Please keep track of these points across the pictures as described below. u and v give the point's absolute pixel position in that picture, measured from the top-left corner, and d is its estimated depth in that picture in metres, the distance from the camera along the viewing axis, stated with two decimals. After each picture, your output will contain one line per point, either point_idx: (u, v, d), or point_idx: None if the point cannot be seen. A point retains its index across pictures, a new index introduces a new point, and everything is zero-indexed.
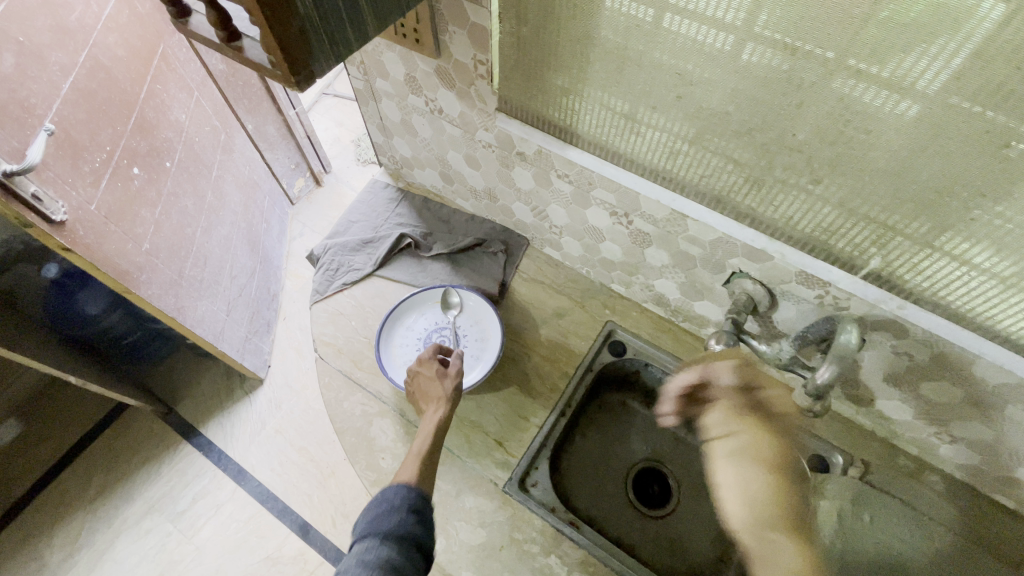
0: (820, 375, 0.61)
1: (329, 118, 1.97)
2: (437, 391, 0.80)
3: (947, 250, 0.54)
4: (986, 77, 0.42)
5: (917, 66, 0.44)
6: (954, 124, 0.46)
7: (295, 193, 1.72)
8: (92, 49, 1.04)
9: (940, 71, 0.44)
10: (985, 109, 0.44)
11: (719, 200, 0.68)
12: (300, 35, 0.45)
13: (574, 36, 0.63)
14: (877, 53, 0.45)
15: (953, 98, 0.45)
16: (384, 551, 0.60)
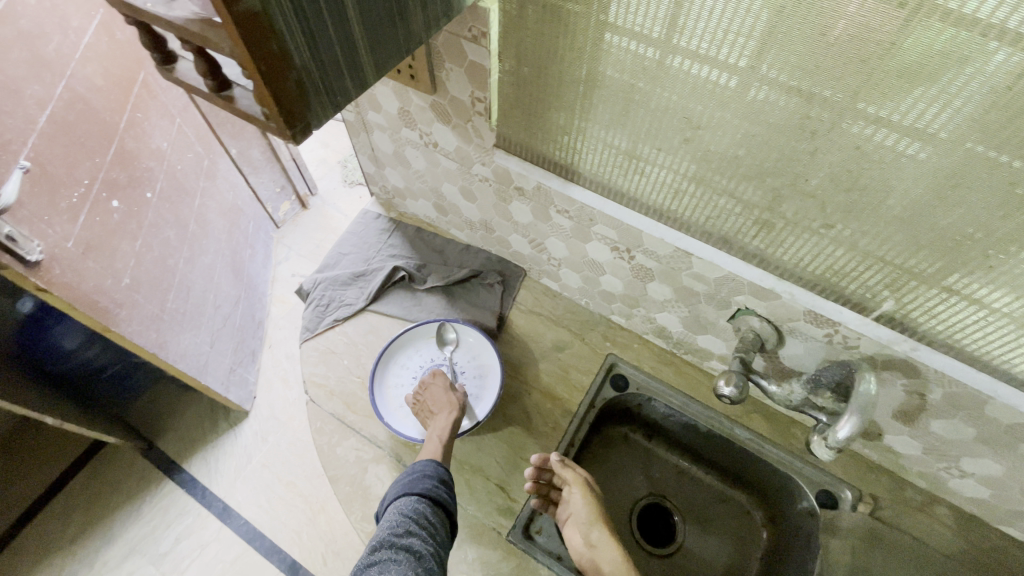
0: (842, 428, 0.58)
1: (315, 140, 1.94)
2: (452, 400, 0.83)
3: (965, 294, 0.53)
4: (1012, 127, 0.41)
5: (937, 114, 0.43)
6: (978, 172, 0.45)
7: (280, 218, 1.68)
8: (69, 80, 1.00)
9: (963, 121, 0.43)
10: (1010, 158, 0.43)
11: (725, 240, 0.66)
12: (296, 87, 0.42)
13: (576, 76, 0.61)
14: (896, 102, 0.44)
15: (977, 147, 0.44)
16: (421, 506, 0.67)
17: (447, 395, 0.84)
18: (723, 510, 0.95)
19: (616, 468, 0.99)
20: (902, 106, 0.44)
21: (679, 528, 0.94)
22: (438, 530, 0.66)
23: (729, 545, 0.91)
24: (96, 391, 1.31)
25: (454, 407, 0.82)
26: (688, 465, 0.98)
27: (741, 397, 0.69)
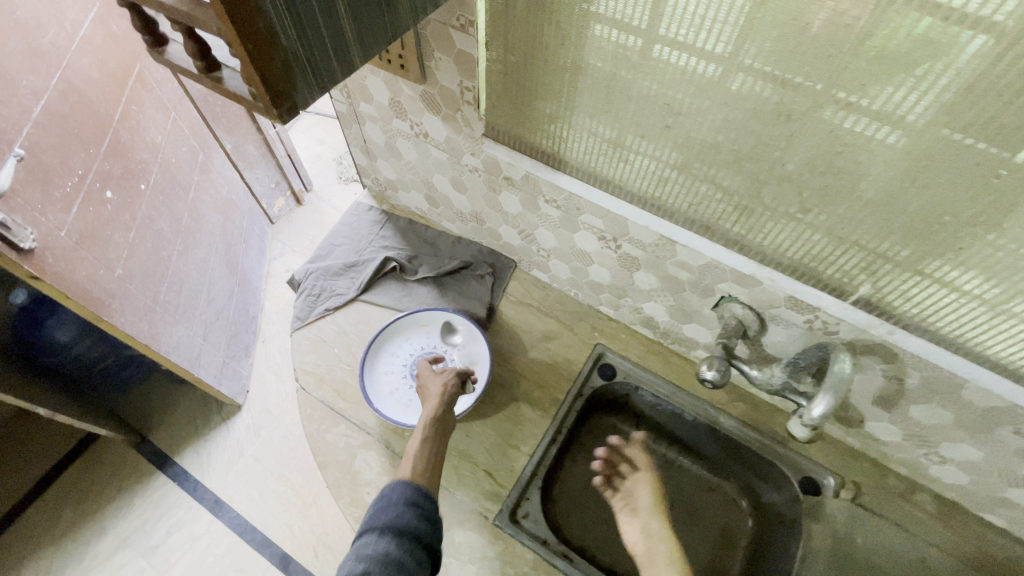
0: (812, 405, 0.60)
1: (309, 135, 1.94)
2: (432, 400, 0.80)
3: (937, 277, 0.54)
4: (977, 110, 0.43)
5: (906, 100, 0.45)
6: (945, 156, 0.46)
7: (275, 213, 1.69)
8: (65, 71, 1.01)
9: (930, 105, 0.44)
10: (976, 140, 0.44)
11: (708, 227, 0.68)
12: (282, 67, 0.43)
13: (560, 64, 0.62)
14: (865, 86, 0.46)
15: (945, 130, 0.45)
16: (384, 542, 0.62)
17: (430, 395, 0.82)
18: (709, 499, 0.95)
19: None
20: (872, 91, 0.46)
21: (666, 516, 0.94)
22: (404, 565, 0.60)
23: (713, 541, 0.91)
24: (90, 384, 1.32)
25: (433, 408, 0.79)
26: (676, 456, 0.99)
27: (723, 381, 0.70)
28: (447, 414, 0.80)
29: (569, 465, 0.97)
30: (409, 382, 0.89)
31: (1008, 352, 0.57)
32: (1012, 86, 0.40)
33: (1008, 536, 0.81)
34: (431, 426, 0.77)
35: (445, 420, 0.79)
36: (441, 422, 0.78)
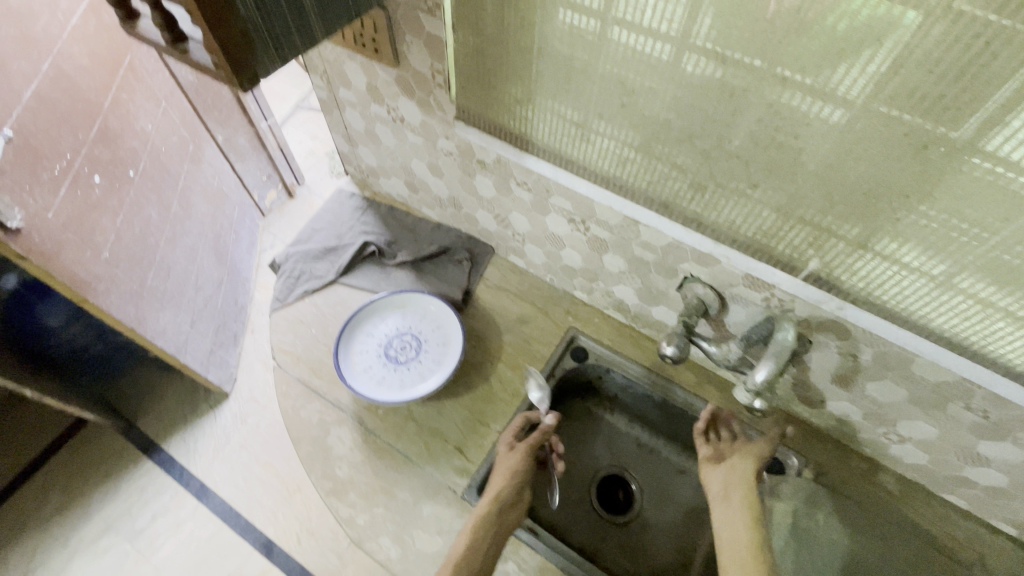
0: (757, 373, 0.61)
1: (302, 131, 1.86)
2: (498, 487, 0.77)
3: (879, 250, 0.57)
4: (903, 82, 0.45)
5: (839, 74, 0.47)
6: (875, 129, 0.48)
7: (266, 206, 1.67)
8: (54, 58, 1.02)
9: (859, 78, 0.46)
10: (901, 111, 0.46)
11: (666, 206, 0.70)
12: (241, 36, 0.46)
13: (522, 45, 0.65)
14: (798, 59, 0.48)
15: (880, 104, 0.47)
16: None
17: (496, 480, 0.78)
18: (680, 481, 0.97)
19: (579, 439, 1.01)
20: (804, 64, 0.48)
21: (636, 500, 0.97)
22: None
23: (683, 515, 0.94)
24: (79, 372, 1.30)
25: (495, 499, 0.75)
26: (648, 440, 1.01)
27: (682, 357, 0.72)
28: (507, 509, 0.75)
29: None
30: (384, 361, 0.91)
31: (949, 323, 0.59)
32: (933, 58, 0.42)
33: (967, 515, 0.82)
34: (488, 522, 0.73)
35: (505, 517, 0.75)
36: (499, 521, 0.74)
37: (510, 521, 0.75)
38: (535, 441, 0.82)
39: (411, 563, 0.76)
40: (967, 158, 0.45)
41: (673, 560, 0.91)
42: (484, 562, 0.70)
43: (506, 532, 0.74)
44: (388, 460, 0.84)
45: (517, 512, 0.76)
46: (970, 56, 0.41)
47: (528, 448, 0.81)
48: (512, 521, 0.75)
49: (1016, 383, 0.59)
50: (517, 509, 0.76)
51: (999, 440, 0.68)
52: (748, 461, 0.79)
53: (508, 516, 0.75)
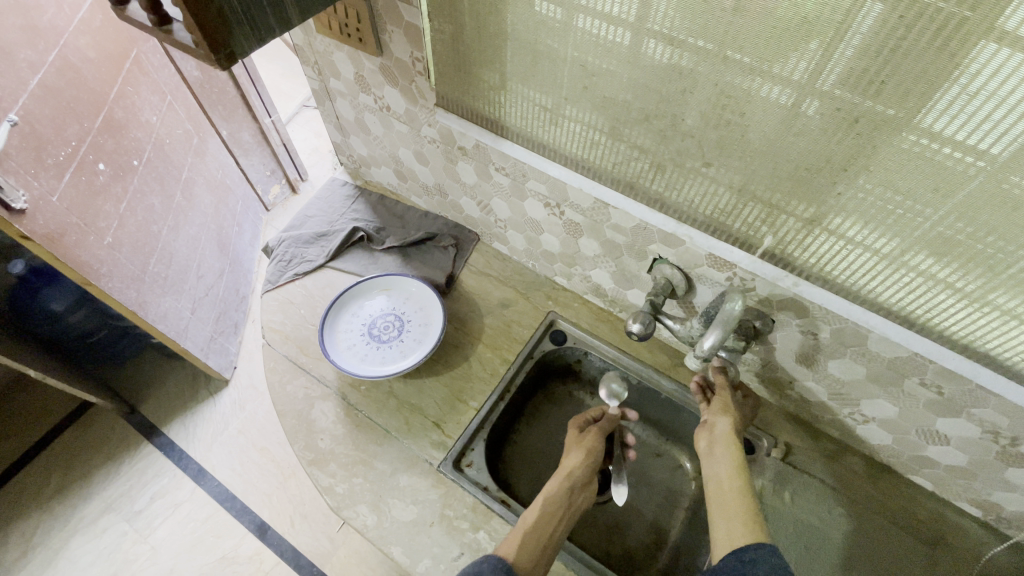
0: (706, 341, 0.66)
1: (308, 129, 1.85)
2: (571, 465, 0.82)
3: (826, 226, 0.60)
4: (825, 56, 0.48)
5: (768, 53, 0.50)
6: (806, 107, 0.52)
7: (270, 200, 1.64)
8: (62, 49, 1.01)
9: (786, 57, 0.50)
10: (828, 86, 0.50)
11: (631, 186, 0.73)
12: (218, 16, 0.51)
13: (491, 32, 0.69)
14: (733, 37, 0.51)
15: (819, 82, 0.50)
16: None
17: (569, 459, 0.83)
18: (656, 464, 0.99)
19: (561, 421, 1.01)
20: (740, 43, 0.51)
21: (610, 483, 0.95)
22: None
23: (658, 499, 0.95)
24: (85, 355, 1.32)
25: (569, 476, 0.81)
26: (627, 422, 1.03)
27: (648, 333, 0.75)
28: (578, 488, 0.81)
29: (526, 431, 1.00)
30: (367, 339, 0.95)
31: (897, 297, 0.62)
32: (848, 30, 0.45)
33: (932, 497, 0.84)
34: (561, 498, 0.78)
35: (576, 495, 0.80)
36: (571, 498, 0.79)
37: (580, 500, 0.80)
38: (607, 427, 0.88)
39: (386, 530, 0.80)
40: (902, 133, 0.49)
41: (647, 539, 0.91)
42: (556, 535, 0.75)
43: (576, 510, 0.79)
44: (369, 433, 0.88)
45: (586, 493, 0.81)
46: (878, 33, 0.44)
47: (601, 433, 0.87)
48: (581, 501, 0.80)
49: (963, 356, 0.62)
50: (587, 490, 0.82)
51: (955, 417, 0.69)
52: (725, 416, 0.79)
53: (579, 495, 0.80)
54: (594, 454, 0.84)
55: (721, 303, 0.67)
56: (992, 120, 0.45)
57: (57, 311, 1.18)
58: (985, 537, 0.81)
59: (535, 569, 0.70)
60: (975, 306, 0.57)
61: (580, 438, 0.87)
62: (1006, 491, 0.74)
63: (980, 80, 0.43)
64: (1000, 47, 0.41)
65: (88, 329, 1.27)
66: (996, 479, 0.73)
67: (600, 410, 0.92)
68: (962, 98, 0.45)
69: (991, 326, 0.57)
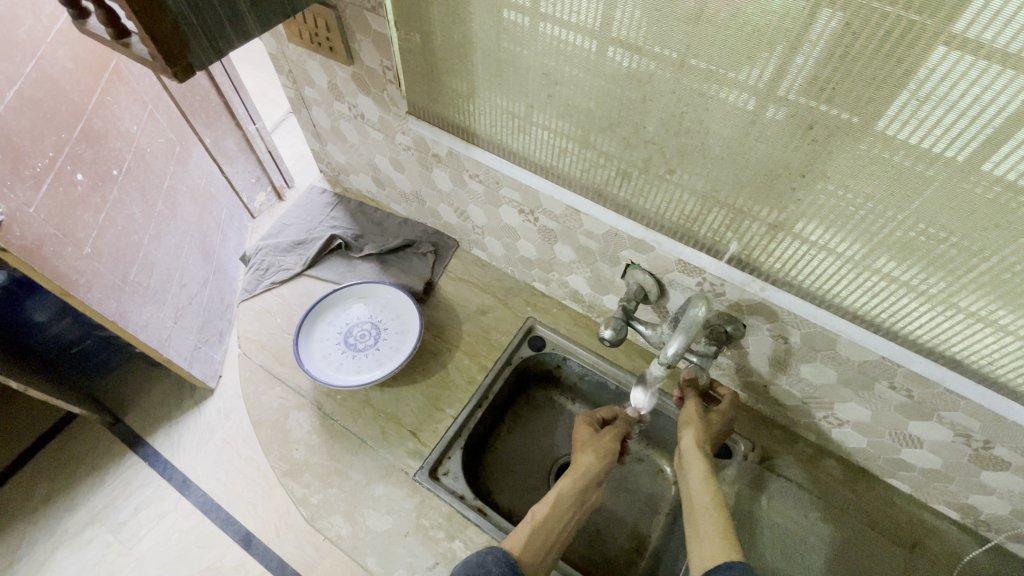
0: (671, 347, 0.67)
1: (296, 135, 1.79)
2: (585, 464, 0.80)
3: (791, 231, 0.60)
4: (774, 63, 0.48)
5: (721, 61, 0.51)
6: (763, 118, 0.53)
7: (255, 208, 1.55)
8: (39, 61, 0.98)
9: (739, 66, 0.50)
10: (781, 93, 0.50)
11: (600, 193, 0.73)
12: (172, 27, 0.51)
13: (456, 41, 0.69)
14: (685, 44, 0.52)
15: (777, 90, 0.50)
16: None
17: (583, 457, 0.81)
18: (638, 469, 0.98)
19: (541, 427, 1.01)
20: (692, 50, 0.52)
21: None
22: None
23: (639, 504, 0.94)
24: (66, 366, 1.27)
25: (583, 476, 0.79)
26: None
27: (620, 339, 0.75)
28: (591, 488, 0.80)
29: (505, 438, 0.99)
30: (342, 348, 0.95)
31: (862, 301, 0.62)
32: (799, 35, 0.45)
33: (909, 500, 0.84)
34: (574, 497, 0.77)
35: (588, 494, 0.79)
36: (582, 498, 0.78)
37: (591, 499, 0.80)
38: (624, 429, 0.86)
39: (361, 540, 0.79)
40: (856, 139, 0.49)
41: (628, 545, 0.91)
42: (564, 534, 0.75)
43: (585, 508, 0.79)
44: (345, 442, 0.88)
45: (598, 492, 0.81)
46: (817, 40, 0.45)
47: (618, 432, 0.84)
48: (591, 499, 0.80)
49: (930, 360, 0.62)
50: (598, 488, 0.81)
51: (926, 420, 0.68)
52: (688, 429, 0.78)
53: (591, 494, 0.80)
54: (609, 454, 0.82)
55: (686, 307, 0.68)
56: (943, 125, 0.45)
57: (38, 321, 1.14)
58: (962, 538, 0.80)
59: (540, 566, 0.71)
60: (939, 309, 0.57)
61: (595, 437, 0.83)
62: (982, 493, 0.73)
63: (929, 85, 0.43)
64: (951, 50, 0.41)
65: (70, 339, 1.22)
66: (972, 482, 0.72)
67: (614, 412, 0.89)
68: (913, 103, 0.45)
69: (957, 329, 0.57)
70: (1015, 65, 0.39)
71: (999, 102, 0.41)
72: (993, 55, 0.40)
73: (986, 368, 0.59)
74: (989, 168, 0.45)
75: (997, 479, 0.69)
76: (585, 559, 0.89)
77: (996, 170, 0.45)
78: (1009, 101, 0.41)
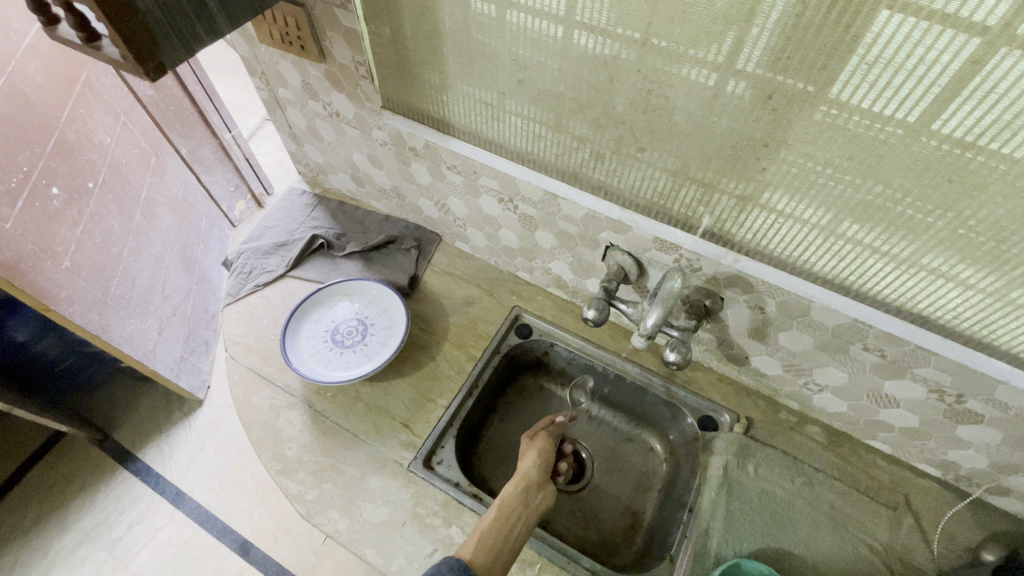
0: (649, 320, 0.69)
1: (273, 141, 1.78)
2: (526, 467, 0.82)
3: (759, 202, 0.62)
4: (730, 39, 0.50)
5: (681, 38, 0.53)
6: (724, 94, 0.55)
7: (235, 217, 1.54)
8: (8, 75, 0.96)
9: (695, 42, 0.52)
10: (738, 65, 0.52)
11: (576, 176, 0.75)
12: (143, 29, 0.51)
13: (426, 32, 0.70)
14: (646, 25, 0.53)
15: (737, 65, 0.52)
16: None
17: (524, 462, 0.84)
18: (629, 448, 0.99)
19: (532, 415, 1.02)
20: (653, 31, 0.54)
21: (587, 469, 0.98)
22: None
23: (631, 483, 0.96)
24: (53, 386, 1.23)
25: (525, 477, 0.80)
26: (599, 410, 1.03)
27: (603, 319, 0.76)
28: (535, 488, 0.80)
29: (498, 426, 1.00)
30: (330, 345, 0.95)
31: (832, 265, 0.64)
32: (751, 7, 0.47)
33: (892, 460, 0.86)
34: (519, 498, 0.77)
35: (535, 496, 0.79)
36: (528, 499, 0.78)
37: (538, 501, 0.79)
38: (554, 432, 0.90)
39: (358, 533, 0.80)
40: (815, 106, 0.51)
41: (623, 524, 0.92)
42: (516, 533, 0.74)
43: (537, 509, 0.78)
44: (338, 438, 0.88)
45: (546, 491, 0.81)
46: (765, 10, 0.47)
47: (551, 434, 0.89)
48: (540, 500, 0.79)
49: (899, 319, 0.65)
50: (546, 489, 0.81)
51: (901, 379, 0.71)
52: None
53: (537, 495, 0.80)
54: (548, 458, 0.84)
55: (662, 282, 0.71)
56: (892, 87, 0.47)
57: (21, 341, 1.11)
58: (944, 494, 0.82)
59: (494, 567, 0.70)
60: (903, 268, 0.59)
61: (531, 442, 0.87)
62: (960, 448, 0.76)
63: (876, 49, 0.45)
64: (894, 14, 0.43)
65: (55, 358, 1.19)
66: (949, 437, 0.75)
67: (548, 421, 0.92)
68: (863, 67, 0.47)
69: (921, 287, 0.60)
70: (955, 24, 0.42)
71: (943, 61, 0.44)
72: (932, 16, 0.42)
73: (951, 323, 0.62)
74: (938, 126, 0.47)
75: (973, 433, 0.72)
76: (583, 540, 0.90)
77: (945, 128, 0.47)
78: (952, 59, 0.43)
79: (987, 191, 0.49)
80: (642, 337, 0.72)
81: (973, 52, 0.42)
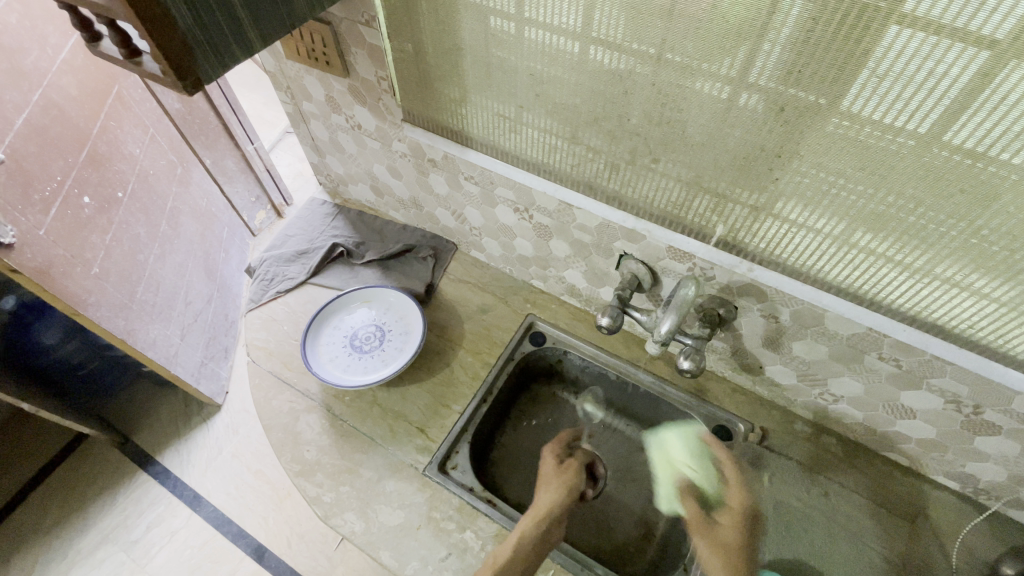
0: (662, 328, 0.70)
1: (293, 153, 1.83)
2: (550, 501, 0.79)
3: (773, 212, 0.63)
4: (742, 54, 0.52)
5: (693, 52, 0.55)
6: (737, 105, 0.56)
7: (256, 226, 1.58)
8: (46, 89, 1.01)
9: (707, 56, 0.54)
10: (750, 78, 0.54)
11: (591, 186, 0.77)
12: (182, 45, 0.54)
13: (446, 48, 0.73)
14: (659, 40, 0.55)
15: (749, 77, 0.53)
16: None
17: (548, 494, 0.81)
18: (643, 457, 0.99)
19: (546, 422, 1.03)
20: (666, 46, 0.56)
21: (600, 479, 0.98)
22: None
23: (645, 492, 0.96)
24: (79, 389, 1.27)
25: (548, 513, 0.77)
26: (612, 418, 1.03)
27: (617, 327, 0.77)
28: (556, 525, 0.77)
29: (512, 433, 1.01)
30: (349, 350, 0.97)
31: (846, 274, 0.65)
32: (761, 22, 0.49)
33: (910, 473, 0.85)
34: (537, 535, 0.75)
35: (553, 533, 0.77)
36: (546, 538, 0.76)
37: (554, 539, 0.77)
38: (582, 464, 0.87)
39: (374, 535, 0.81)
40: (827, 117, 0.52)
41: (637, 533, 0.92)
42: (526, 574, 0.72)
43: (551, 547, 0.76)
44: (355, 441, 0.90)
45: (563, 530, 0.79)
46: (775, 26, 0.49)
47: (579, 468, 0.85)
48: (557, 538, 0.77)
49: (914, 328, 0.65)
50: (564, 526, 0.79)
51: (919, 390, 0.71)
52: None
53: (554, 534, 0.77)
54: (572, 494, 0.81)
55: (675, 290, 0.71)
56: (902, 99, 0.48)
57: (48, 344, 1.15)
58: (966, 508, 0.81)
59: None
60: (918, 277, 0.60)
61: (557, 473, 0.84)
62: (978, 461, 0.75)
63: (886, 62, 0.46)
64: (902, 29, 0.44)
65: (81, 361, 1.23)
66: (967, 449, 0.74)
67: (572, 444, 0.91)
68: (873, 80, 0.48)
69: (936, 296, 0.60)
70: (963, 38, 0.43)
71: (952, 73, 0.45)
72: (941, 29, 0.43)
73: (968, 332, 0.62)
74: (949, 137, 0.48)
75: (991, 445, 0.71)
76: (596, 549, 0.90)
77: (956, 139, 0.48)
78: (961, 71, 0.44)
79: (1000, 201, 0.50)
80: (657, 345, 0.73)
81: (982, 65, 0.43)
